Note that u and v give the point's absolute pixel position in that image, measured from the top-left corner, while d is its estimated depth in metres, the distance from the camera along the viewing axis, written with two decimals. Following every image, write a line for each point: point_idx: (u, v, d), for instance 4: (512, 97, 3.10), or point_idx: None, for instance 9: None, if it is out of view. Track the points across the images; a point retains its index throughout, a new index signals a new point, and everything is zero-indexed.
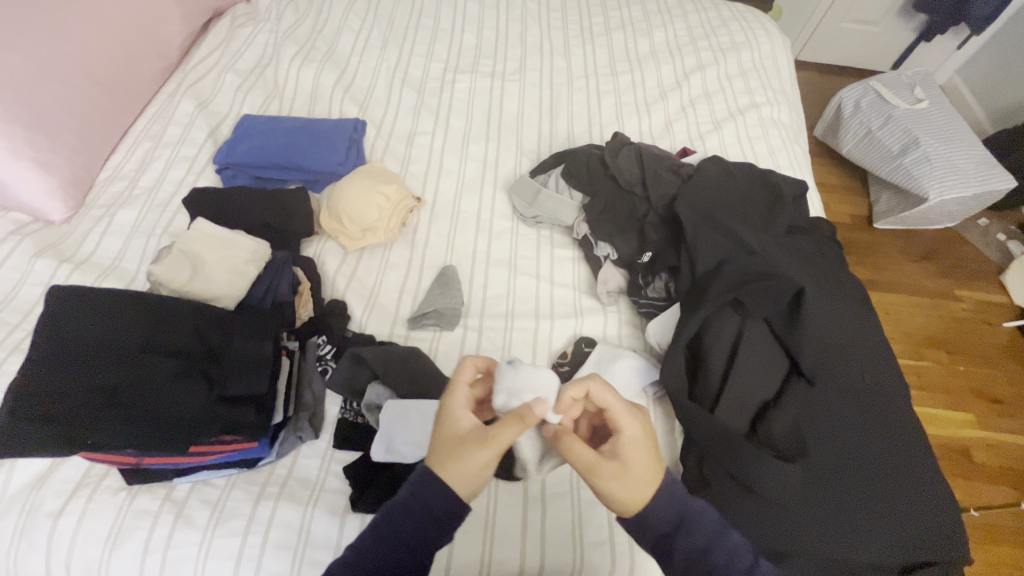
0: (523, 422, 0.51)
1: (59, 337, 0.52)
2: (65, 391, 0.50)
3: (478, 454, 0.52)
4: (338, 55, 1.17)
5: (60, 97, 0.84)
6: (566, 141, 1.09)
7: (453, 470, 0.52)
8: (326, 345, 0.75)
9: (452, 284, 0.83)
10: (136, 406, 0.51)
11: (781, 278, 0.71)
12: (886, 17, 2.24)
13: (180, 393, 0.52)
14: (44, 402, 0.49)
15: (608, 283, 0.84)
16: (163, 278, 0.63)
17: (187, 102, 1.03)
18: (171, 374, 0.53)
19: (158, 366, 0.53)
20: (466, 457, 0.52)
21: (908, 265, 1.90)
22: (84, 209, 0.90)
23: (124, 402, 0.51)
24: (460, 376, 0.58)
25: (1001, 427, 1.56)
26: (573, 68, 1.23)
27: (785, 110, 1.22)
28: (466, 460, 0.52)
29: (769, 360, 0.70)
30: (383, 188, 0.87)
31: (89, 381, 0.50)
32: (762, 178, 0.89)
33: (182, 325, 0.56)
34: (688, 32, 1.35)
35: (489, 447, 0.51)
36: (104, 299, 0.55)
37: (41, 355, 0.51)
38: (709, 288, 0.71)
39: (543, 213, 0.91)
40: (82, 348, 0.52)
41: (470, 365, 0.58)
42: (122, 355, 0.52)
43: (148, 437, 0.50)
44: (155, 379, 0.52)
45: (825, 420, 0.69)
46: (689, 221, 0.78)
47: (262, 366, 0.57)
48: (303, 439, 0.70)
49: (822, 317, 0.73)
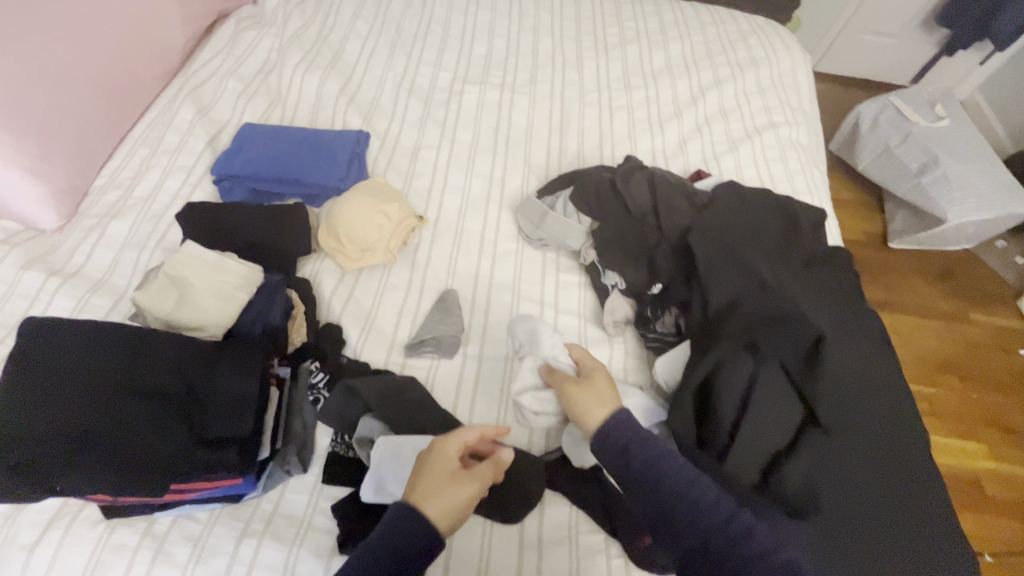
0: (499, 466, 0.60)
1: (27, 373, 0.49)
2: (27, 434, 0.47)
3: (464, 492, 0.55)
4: (344, 62, 1.14)
5: (54, 103, 0.81)
6: (575, 158, 1.06)
7: (437, 505, 0.53)
8: (318, 372, 0.72)
9: (452, 310, 0.80)
10: (107, 450, 0.48)
11: (799, 321, 0.70)
12: (906, 30, 2.19)
13: (156, 435, 0.50)
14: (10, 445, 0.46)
15: (615, 313, 0.80)
16: (149, 306, 0.60)
17: (187, 108, 1.00)
18: (150, 415, 0.51)
19: (132, 407, 0.50)
20: (452, 494, 0.54)
21: (924, 286, 1.85)
22: (77, 218, 0.87)
23: (98, 445, 0.48)
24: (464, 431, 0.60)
25: (1014, 458, 1.51)
26: (586, 81, 1.20)
27: (804, 131, 1.18)
28: (450, 496, 0.54)
29: (786, 407, 0.66)
30: (384, 207, 0.84)
31: (55, 423, 0.47)
32: (782, 207, 0.85)
33: (161, 361, 0.53)
34: (705, 46, 1.31)
35: (475, 485, 0.56)
36: (78, 331, 0.52)
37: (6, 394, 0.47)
38: (724, 327, 0.69)
39: (550, 237, 0.87)
40: (49, 386, 0.48)
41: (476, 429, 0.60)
42: (92, 394, 0.49)
43: (119, 483, 0.48)
44: (128, 420, 0.49)
45: (844, 475, 0.64)
46: (703, 254, 0.75)
47: (247, 405, 0.55)
48: (291, 473, 0.67)
49: (845, 363, 0.70)
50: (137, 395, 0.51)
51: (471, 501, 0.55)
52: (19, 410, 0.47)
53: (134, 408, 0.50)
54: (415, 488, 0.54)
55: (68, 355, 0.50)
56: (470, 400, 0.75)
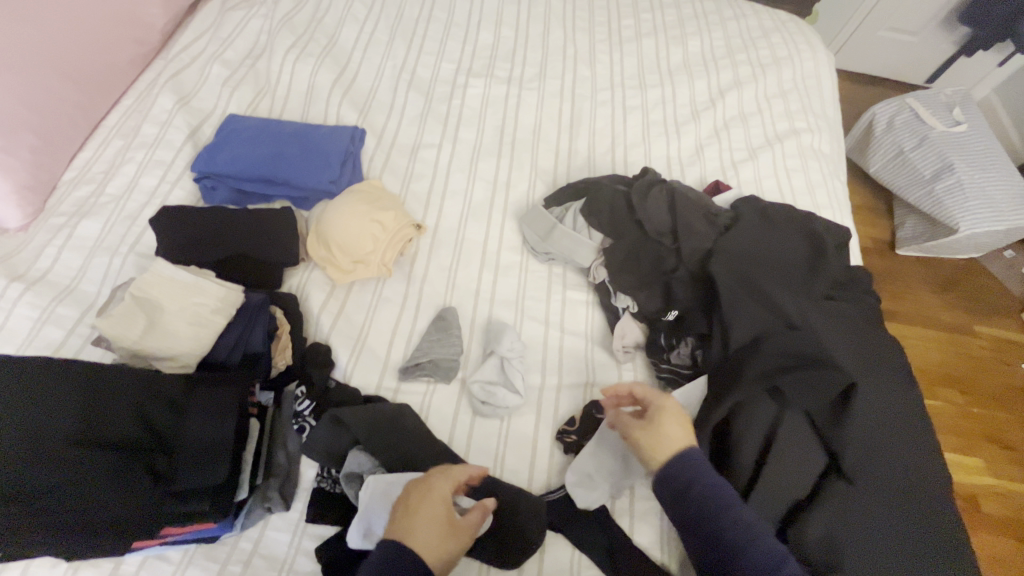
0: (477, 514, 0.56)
1: None
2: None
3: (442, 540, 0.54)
4: (340, 49, 1.05)
5: (15, 91, 0.74)
6: (586, 163, 0.99)
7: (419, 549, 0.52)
8: (304, 399, 0.66)
9: (451, 331, 0.74)
10: (60, 507, 0.43)
11: (831, 365, 0.64)
12: (927, 28, 2.10)
13: (113, 491, 0.44)
14: None
15: (625, 337, 0.75)
16: (109, 332, 0.53)
17: (166, 96, 0.92)
18: (105, 470, 0.45)
19: (88, 458, 0.45)
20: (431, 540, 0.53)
21: (930, 297, 1.81)
22: (44, 216, 0.80)
23: (45, 506, 0.43)
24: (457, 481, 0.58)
25: (1014, 475, 1.49)
26: (598, 78, 1.12)
27: (826, 139, 1.12)
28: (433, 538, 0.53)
29: (806, 456, 0.62)
30: (379, 215, 0.77)
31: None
32: (808, 230, 0.78)
33: (124, 405, 0.48)
34: (725, 42, 1.23)
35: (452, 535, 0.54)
36: (33, 374, 0.47)
37: None
38: (745, 368, 0.63)
39: (557, 251, 0.81)
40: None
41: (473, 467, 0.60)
42: (43, 445, 0.44)
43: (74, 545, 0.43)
44: (83, 474, 0.44)
45: (865, 528, 0.60)
46: (725, 284, 0.69)
47: (220, 453, 0.49)
48: (273, 510, 0.62)
49: (869, 407, 0.65)
50: (94, 444, 0.46)
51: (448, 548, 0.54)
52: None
53: (89, 460, 0.44)
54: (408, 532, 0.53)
55: (18, 402, 0.45)
56: (467, 430, 0.70)
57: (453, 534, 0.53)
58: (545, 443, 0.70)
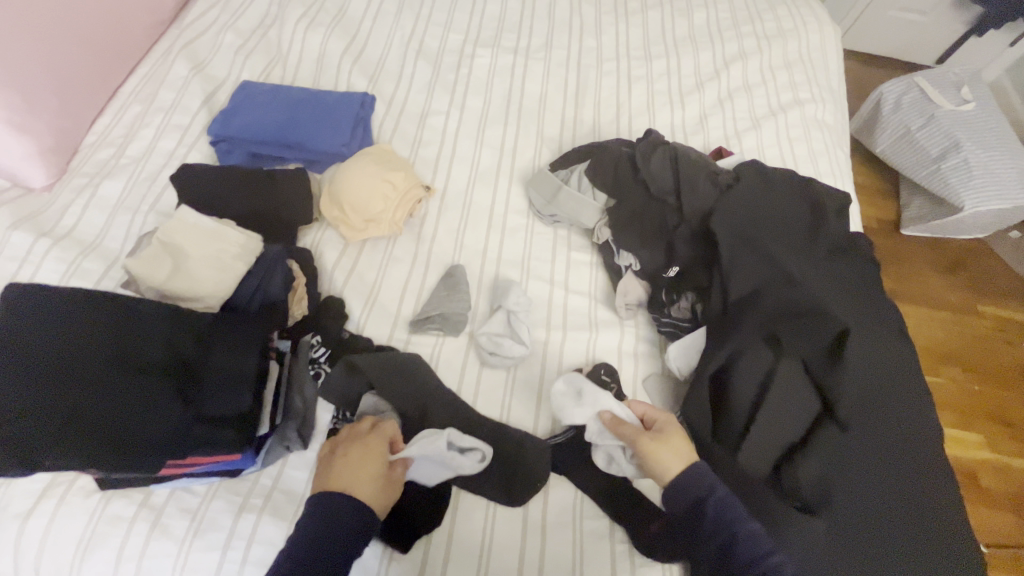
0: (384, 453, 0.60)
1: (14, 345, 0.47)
2: (17, 405, 0.45)
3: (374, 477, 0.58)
4: (349, 19, 1.07)
5: (38, 54, 0.76)
6: (591, 131, 1.00)
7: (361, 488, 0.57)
8: (320, 347, 0.70)
9: (459, 287, 0.77)
10: (94, 424, 0.46)
11: (826, 312, 0.66)
12: (937, 7, 2.07)
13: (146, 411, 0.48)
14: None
15: (627, 295, 0.78)
16: (139, 273, 0.57)
17: (181, 63, 0.95)
18: (140, 392, 0.48)
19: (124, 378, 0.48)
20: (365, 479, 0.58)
21: (934, 277, 1.81)
22: (68, 176, 0.83)
23: (80, 423, 0.46)
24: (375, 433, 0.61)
25: (1010, 450, 1.51)
26: (604, 49, 1.13)
27: (830, 110, 1.12)
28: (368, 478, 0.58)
29: (800, 402, 0.64)
30: (390, 176, 0.79)
31: (41, 395, 0.45)
32: (810, 193, 0.80)
33: (156, 337, 0.51)
34: (731, 15, 1.23)
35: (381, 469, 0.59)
36: (70, 304, 0.50)
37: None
38: (743, 318, 0.66)
39: (562, 213, 0.84)
40: (37, 358, 0.47)
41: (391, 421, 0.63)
42: (84, 368, 0.47)
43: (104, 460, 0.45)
44: (123, 394, 0.48)
45: (857, 471, 0.63)
46: (726, 241, 0.71)
47: (244, 383, 0.52)
48: (291, 449, 0.65)
49: (868, 358, 0.67)
50: (129, 369, 0.49)
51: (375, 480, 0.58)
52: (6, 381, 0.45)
53: (129, 383, 0.48)
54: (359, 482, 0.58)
55: (59, 328, 0.48)
56: (474, 380, 0.73)
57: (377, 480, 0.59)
58: (549, 394, 0.73)
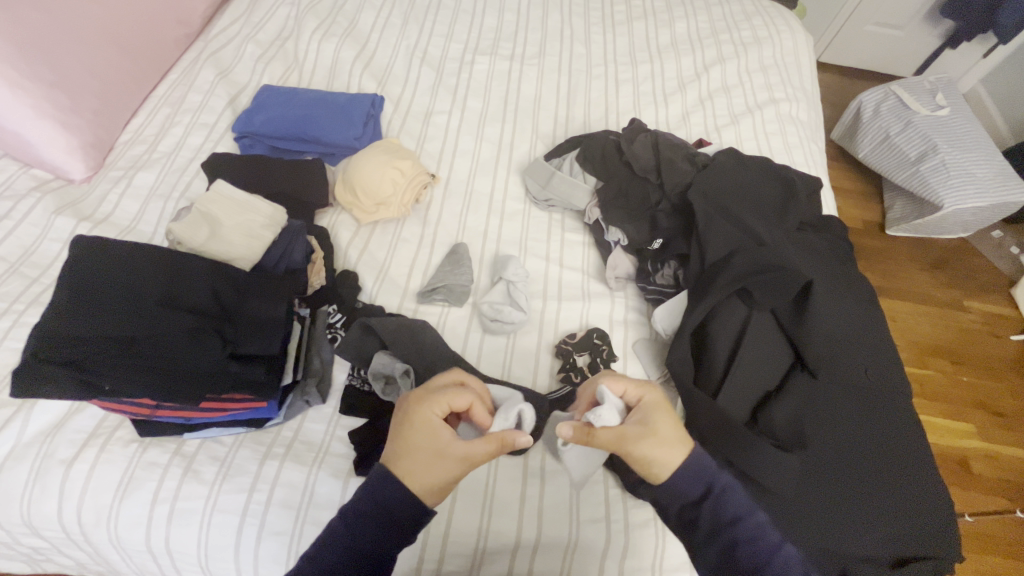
0: (500, 446, 0.52)
1: (83, 288, 0.57)
2: (88, 334, 0.55)
3: (445, 472, 0.52)
4: (359, 31, 1.17)
5: (82, 58, 0.85)
6: (582, 127, 1.09)
7: (421, 483, 0.51)
8: (337, 314, 0.77)
9: (463, 262, 0.84)
10: (153, 356, 0.57)
11: (790, 271, 0.73)
12: (912, 21, 2.16)
13: (194, 347, 0.58)
14: (72, 347, 0.54)
15: (617, 268, 0.85)
16: (181, 234, 0.68)
17: (208, 70, 1.04)
18: (188, 331, 0.59)
19: (175, 318, 0.59)
20: (436, 473, 0.52)
21: (918, 272, 1.75)
22: (104, 169, 0.91)
23: (143, 354, 0.56)
24: (453, 399, 0.55)
25: (1003, 440, 1.41)
26: (593, 55, 1.23)
27: (804, 108, 1.21)
28: (434, 475, 0.51)
29: (773, 352, 0.72)
30: (398, 163, 0.87)
31: (110, 328, 0.56)
32: (778, 172, 0.88)
33: (198, 288, 0.62)
34: (710, 25, 1.34)
35: (459, 468, 0.52)
36: (127, 257, 0.61)
37: (66, 305, 0.56)
38: (719, 275, 0.73)
39: (556, 197, 0.91)
40: (106, 299, 0.57)
41: (469, 396, 0.56)
42: (139, 309, 0.58)
43: (162, 385, 0.56)
44: (174, 332, 0.58)
45: (825, 412, 0.70)
46: (704, 210, 0.79)
47: (273, 330, 0.63)
48: (310, 403, 0.71)
49: (832, 314, 0.75)
50: (178, 311, 0.60)
51: (452, 479, 0.52)
52: (76, 316, 0.55)
53: (177, 324, 0.58)
54: (410, 472, 0.52)
55: (120, 275, 0.59)
56: (478, 344, 0.79)
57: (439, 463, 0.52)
58: (546, 356, 0.79)
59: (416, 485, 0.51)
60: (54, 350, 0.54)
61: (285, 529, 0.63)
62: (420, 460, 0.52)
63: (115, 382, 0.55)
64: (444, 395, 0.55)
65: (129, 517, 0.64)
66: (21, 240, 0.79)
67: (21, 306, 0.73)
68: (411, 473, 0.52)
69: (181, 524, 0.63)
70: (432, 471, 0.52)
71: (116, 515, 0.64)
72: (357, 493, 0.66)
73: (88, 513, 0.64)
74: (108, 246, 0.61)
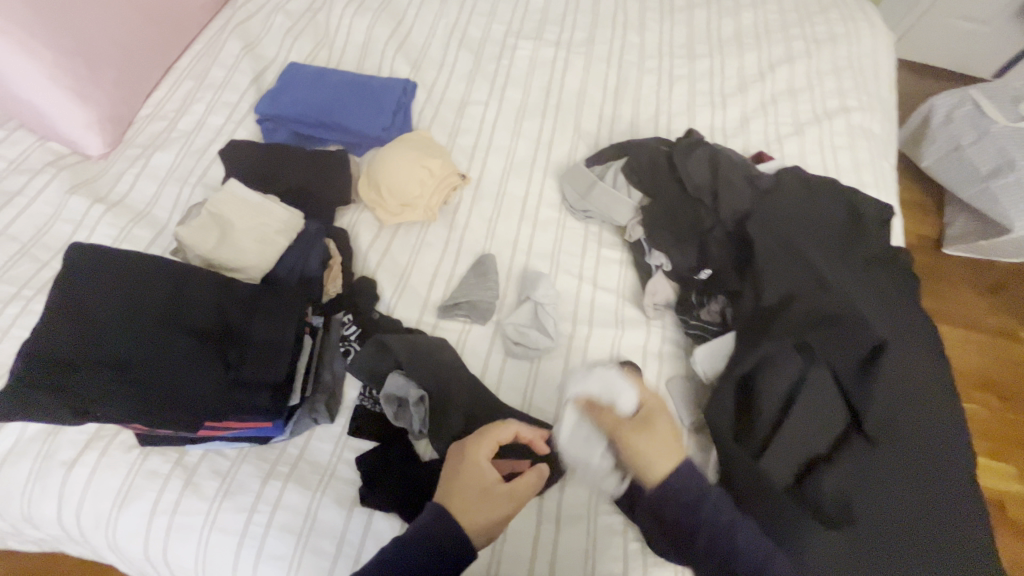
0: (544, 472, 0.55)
1: (76, 300, 0.54)
2: (78, 352, 0.52)
3: (497, 510, 0.53)
4: (396, 5, 1.08)
5: (99, 23, 0.80)
6: (628, 127, 0.99)
7: (477, 524, 0.51)
8: (351, 325, 0.72)
9: (489, 276, 0.78)
10: (149, 379, 0.52)
11: (853, 325, 0.66)
12: (1001, 17, 1.94)
13: (193, 370, 0.54)
14: (59, 368, 0.51)
15: (656, 295, 0.77)
16: (188, 241, 0.64)
17: (233, 43, 0.98)
18: (189, 354, 0.55)
19: (177, 339, 0.55)
20: (487, 511, 0.52)
21: (974, 297, 1.61)
22: (122, 146, 0.86)
23: (133, 378, 0.52)
24: (499, 434, 0.56)
25: None
26: (647, 45, 1.12)
27: (878, 119, 1.08)
28: (488, 511, 0.52)
29: (832, 411, 0.64)
30: (427, 162, 0.81)
31: (107, 348, 0.53)
32: (846, 202, 0.78)
33: (201, 305, 0.58)
34: (781, 16, 1.20)
35: (510, 506, 0.53)
36: (123, 267, 0.57)
37: (54, 319, 0.52)
38: (774, 323, 0.67)
39: (595, 209, 0.84)
40: (104, 314, 0.54)
41: (514, 427, 0.57)
42: (137, 328, 0.54)
43: (154, 409, 0.51)
44: (175, 354, 0.54)
45: (886, 483, 0.61)
46: (762, 244, 0.72)
47: (279, 354, 0.58)
48: (318, 421, 0.67)
49: (907, 375, 0.66)
50: (182, 330, 0.56)
51: (504, 518, 0.53)
52: (64, 337, 0.52)
53: (180, 345, 0.55)
54: (460, 509, 0.52)
55: (119, 288, 0.55)
56: (498, 368, 0.73)
57: (488, 498, 0.53)
58: None
59: (470, 524, 0.51)
60: (35, 375, 0.50)
61: (283, 555, 0.60)
62: (470, 499, 0.52)
63: (101, 406, 0.51)
64: (491, 426, 0.57)
65: (127, 527, 0.62)
66: (35, 219, 0.77)
67: (31, 291, 0.71)
68: (462, 511, 0.52)
69: (178, 540, 0.61)
70: (488, 509, 0.52)
71: (114, 522, 0.62)
72: (361, 524, 0.62)
73: (87, 517, 0.62)
74: (105, 253, 0.57)
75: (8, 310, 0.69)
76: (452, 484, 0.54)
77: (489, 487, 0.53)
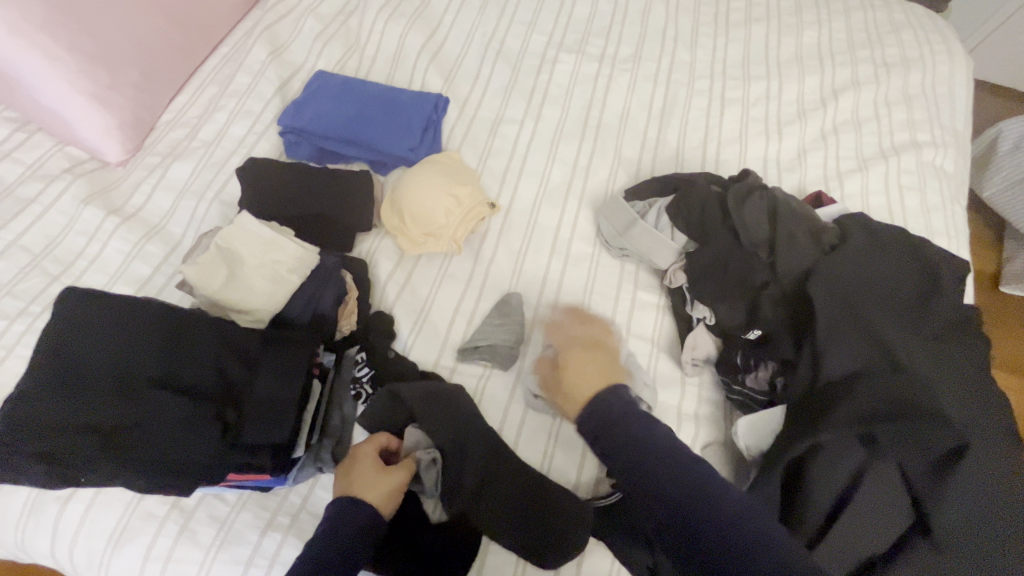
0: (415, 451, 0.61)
1: (71, 360, 0.53)
2: (70, 417, 0.51)
3: (392, 483, 0.57)
4: (432, 12, 1.03)
5: (122, 25, 0.76)
6: (673, 155, 0.92)
7: (375, 496, 0.56)
8: (364, 366, 0.67)
9: (515, 316, 0.72)
10: (143, 443, 0.51)
11: (932, 413, 0.56)
12: None
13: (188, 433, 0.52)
14: (51, 433, 0.50)
15: (696, 351, 0.70)
16: (197, 282, 0.62)
17: (261, 47, 0.93)
18: (183, 416, 0.53)
19: (170, 400, 0.53)
20: (383, 485, 0.57)
21: None
22: (141, 153, 0.82)
23: (125, 443, 0.51)
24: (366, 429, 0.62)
25: None
26: (697, 64, 1.04)
27: (953, 156, 0.97)
28: (381, 486, 0.57)
29: (894, 509, 0.57)
30: (456, 190, 0.75)
31: (100, 411, 0.52)
32: (922, 257, 0.68)
33: (200, 362, 0.56)
34: (847, 36, 1.10)
35: (400, 477, 0.58)
36: (117, 323, 0.55)
37: (47, 380, 0.52)
38: (836, 403, 0.58)
39: (633, 248, 0.77)
40: (99, 375, 0.53)
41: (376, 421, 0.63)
42: (131, 389, 0.53)
43: (148, 475, 0.51)
44: (168, 417, 0.53)
45: None
46: (825, 309, 0.63)
47: (283, 418, 0.56)
48: (323, 470, 0.62)
49: (992, 473, 0.57)
50: (178, 390, 0.55)
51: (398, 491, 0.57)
52: (54, 401, 0.51)
53: (174, 407, 0.53)
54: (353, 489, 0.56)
55: (115, 346, 0.54)
56: (518, 421, 0.67)
57: (384, 474, 0.58)
58: None
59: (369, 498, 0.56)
60: (24, 441, 0.50)
61: None
62: (364, 478, 0.57)
63: (93, 472, 0.50)
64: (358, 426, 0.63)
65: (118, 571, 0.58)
66: (47, 229, 0.74)
67: (37, 308, 0.68)
68: (359, 491, 0.56)
69: None
70: (381, 483, 0.57)
71: (107, 564, 0.59)
72: None
73: (80, 555, 0.60)
74: (99, 305, 0.56)
75: (14, 328, 0.66)
76: (348, 473, 0.58)
77: (378, 466, 0.58)
